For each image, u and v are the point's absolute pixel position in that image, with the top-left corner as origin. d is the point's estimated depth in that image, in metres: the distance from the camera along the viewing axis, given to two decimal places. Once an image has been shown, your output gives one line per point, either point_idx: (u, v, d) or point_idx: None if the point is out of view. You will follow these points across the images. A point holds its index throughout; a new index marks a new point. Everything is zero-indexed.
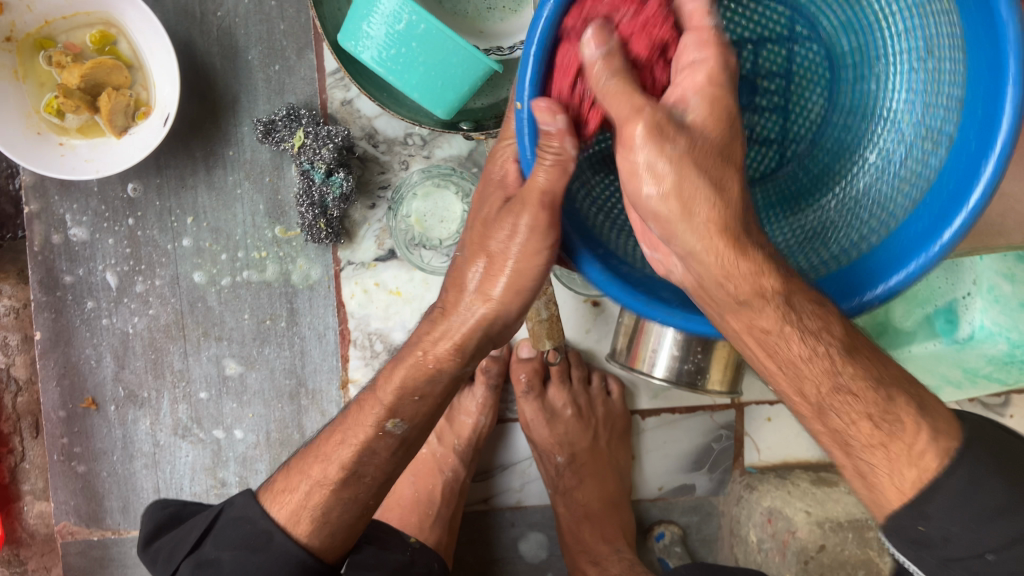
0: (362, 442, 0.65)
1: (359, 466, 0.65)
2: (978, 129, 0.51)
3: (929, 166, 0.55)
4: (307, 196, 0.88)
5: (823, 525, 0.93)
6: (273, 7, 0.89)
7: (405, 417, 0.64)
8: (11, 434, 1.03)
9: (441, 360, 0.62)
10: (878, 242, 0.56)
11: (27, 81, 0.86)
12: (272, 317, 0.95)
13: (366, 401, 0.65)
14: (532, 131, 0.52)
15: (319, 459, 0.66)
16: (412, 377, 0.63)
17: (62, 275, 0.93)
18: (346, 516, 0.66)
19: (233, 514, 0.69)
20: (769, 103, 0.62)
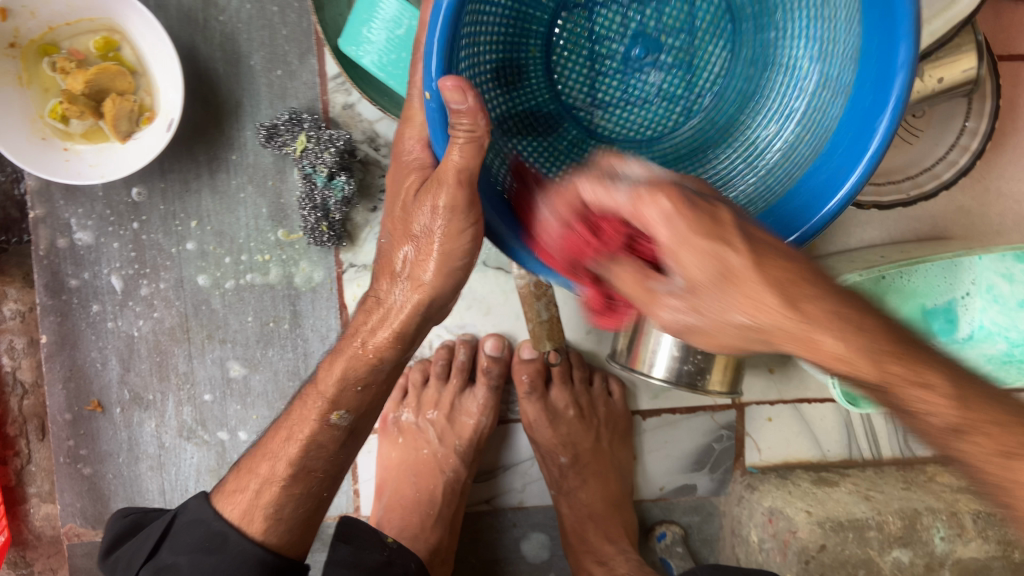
0: (307, 437, 0.66)
1: (308, 460, 0.66)
2: (872, 88, 0.58)
3: (818, 128, 0.64)
4: (309, 199, 0.89)
5: (824, 524, 0.94)
6: (275, 13, 0.90)
7: (349, 408, 0.65)
8: (16, 437, 1.04)
9: (380, 349, 0.62)
10: (785, 191, 0.64)
11: (31, 87, 0.87)
12: (276, 319, 0.95)
13: (309, 394, 0.66)
14: (442, 118, 0.52)
15: (267, 457, 0.67)
16: (353, 369, 0.63)
17: (67, 279, 0.94)
18: (301, 510, 0.67)
19: (186, 517, 0.69)
20: (673, 60, 0.70)
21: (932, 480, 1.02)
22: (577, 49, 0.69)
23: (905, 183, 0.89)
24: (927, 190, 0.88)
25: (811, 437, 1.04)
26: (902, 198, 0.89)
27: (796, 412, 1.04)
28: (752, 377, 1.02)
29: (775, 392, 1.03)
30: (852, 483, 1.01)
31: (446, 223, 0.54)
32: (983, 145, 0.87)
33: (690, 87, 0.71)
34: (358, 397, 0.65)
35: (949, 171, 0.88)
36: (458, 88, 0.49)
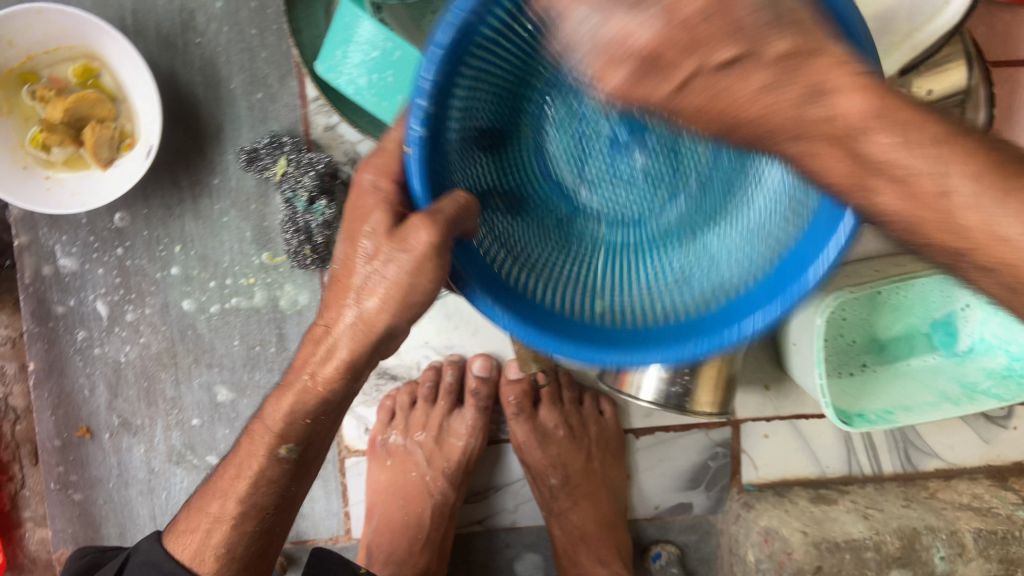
0: (256, 472, 0.65)
1: (254, 498, 0.66)
2: (812, 240, 0.55)
3: (760, 257, 0.60)
4: (292, 223, 0.89)
5: (820, 545, 0.93)
6: (254, 35, 0.89)
7: (298, 439, 0.63)
8: (11, 462, 1.05)
9: (328, 383, 0.57)
10: (699, 309, 0.61)
11: (12, 116, 0.87)
12: (262, 343, 0.95)
13: (255, 428, 0.64)
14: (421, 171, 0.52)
15: (218, 495, 0.68)
16: (301, 402, 0.59)
17: (54, 305, 0.94)
18: (251, 548, 0.69)
19: (137, 560, 0.71)
20: (659, 148, 0.68)
21: (934, 496, 0.99)
22: (568, 141, 0.69)
23: None
24: None
25: (809, 454, 1.02)
26: None
27: (793, 429, 1.01)
28: (748, 394, 1.00)
29: (771, 409, 1.01)
30: (851, 501, 0.99)
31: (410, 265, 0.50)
32: None
33: (671, 185, 0.69)
34: (305, 428, 0.62)
35: None
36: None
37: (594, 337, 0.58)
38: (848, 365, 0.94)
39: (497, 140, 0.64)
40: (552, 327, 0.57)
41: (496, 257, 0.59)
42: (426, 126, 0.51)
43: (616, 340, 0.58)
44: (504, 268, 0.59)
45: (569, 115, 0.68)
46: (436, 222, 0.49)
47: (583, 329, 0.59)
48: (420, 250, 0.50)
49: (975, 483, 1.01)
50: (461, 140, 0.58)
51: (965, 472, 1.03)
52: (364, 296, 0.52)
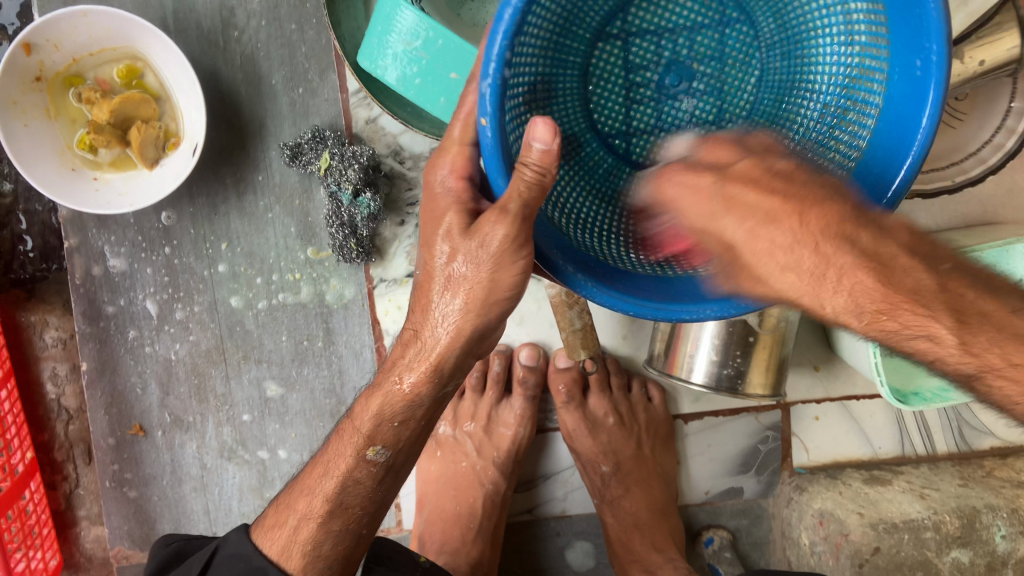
0: (345, 472, 0.66)
1: (344, 496, 0.67)
2: (913, 82, 0.54)
3: (861, 128, 0.59)
4: (337, 216, 0.89)
5: (877, 526, 0.91)
6: (293, 30, 0.90)
7: (386, 443, 0.64)
8: (65, 462, 1.07)
9: (417, 385, 0.60)
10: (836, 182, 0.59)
11: (59, 118, 0.88)
12: (309, 337, 0.96)
13: (346, 429, 0.67)
14: (492, 152, 0.51)
15: (306, 493, 0.69)
16: (390, 404, 0.62)
17: (104, 305, 0.94)
18: (341, 547, 0.68)
19: (227, 551, 0.71)
20: (704, 86, 0.68)
21: (990, 475, 0.99)
22: (614, 73, 0.67)
23: (950, 169, 0.89)
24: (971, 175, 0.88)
25: (862, 435, 1.01)
26: (947, 185, 0.89)
27: (844, 410, 1.00)
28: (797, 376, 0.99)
29: (821, 390, 1.00)
30: (906, 481, 0.98)
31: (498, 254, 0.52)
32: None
33: (727, 111, 0.67)
34: (393, 431, 0.63)
35: (996, 155, 0.87)
36: (549, 134, 0.48)
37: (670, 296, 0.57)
38: None
39: (546, 85, 0.61)
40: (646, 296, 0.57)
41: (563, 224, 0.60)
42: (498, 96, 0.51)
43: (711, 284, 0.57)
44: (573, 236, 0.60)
45: (614, 45, 0.66)
46: (508, 215, 0.50)
47: (678, 287, 0.58)
48: (497, 244, 0.52)
49: None
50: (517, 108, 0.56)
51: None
52: (449, 301, 0.56)
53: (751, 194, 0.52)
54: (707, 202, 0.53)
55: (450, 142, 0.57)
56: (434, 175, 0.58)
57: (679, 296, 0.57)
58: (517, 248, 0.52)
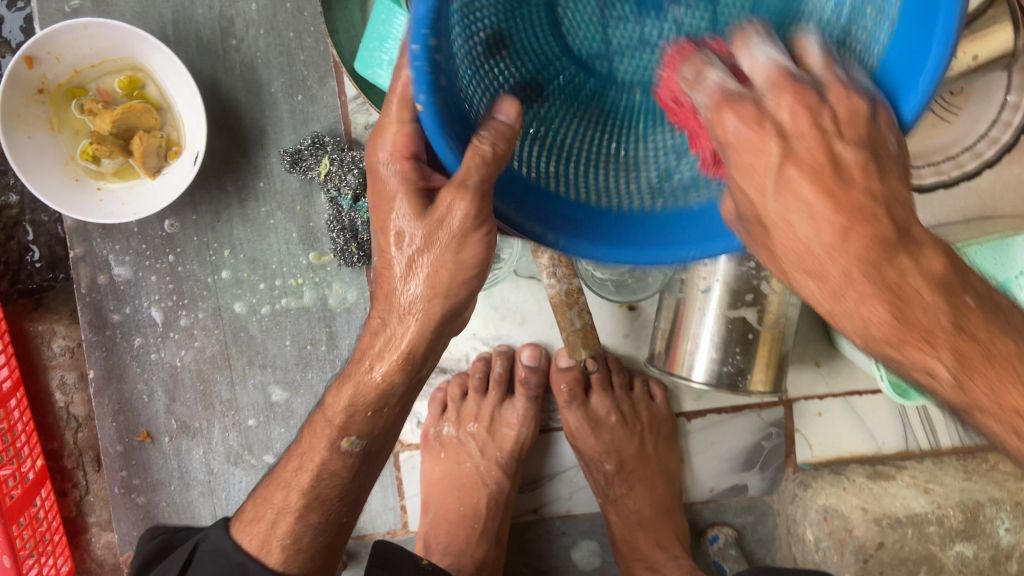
0: (321, 464, 0.67)
1: (319, 489, 0.68)
2: None
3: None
4: (337, 222, 0.91)
5: (881, 521, 0.92)
6: (291, 38, 0.91)
7: (360, 434, 0.64)
8: (74, 470, 1.08)
9: (391, 373, 0.59)
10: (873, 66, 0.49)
11: (62, 130, 0.89)
12: (313, 342, 0.96)
13: (317, 422, 0.66)
14: (437, 129, 0.46)
15: (281, 487, 0.70)
16: (362, 395, 0.61)
17: (110, 314, 0.95)
18: (318, 538, 0.70)
19: (208, 547, 0.73)
20: None
21: (994, 469, 0.99)
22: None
23: (947, 164, 0.89)
24: (969, 169, 0.89)
25: (865, 430, 1.01)
26: (944, 179, 0.90)
27: (846, 406, 1.01)
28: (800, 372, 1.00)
29: (823, 385, 1.00)
30: (910, 476, 0.97)
31: (461, 230, 0.51)
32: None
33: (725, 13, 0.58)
34: (367, 421, 0.63)
35: (992, 149, 0.87)
36: (513, 111, 0.50)
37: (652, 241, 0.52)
38: None
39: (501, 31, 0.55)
40: (630, 241, 0.52)
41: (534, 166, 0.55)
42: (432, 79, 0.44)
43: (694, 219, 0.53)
44: (541, 177, 0.55)
45: None
46: (466, 190, 0.48)
47: (656, 227, 0.53)
48: (458, 225, 0.51)
49: None
50: (469, 46, 0.51)
51: None
52: (409, 282, 0.55)
53: (807, 185, 0.44)
54: (762, 174, 0.45)
55: (390, 119, 0.52)
56: (374, 157, 0.53)
57: (661, 238, 0.52)
58: (476, 226, 0.51)
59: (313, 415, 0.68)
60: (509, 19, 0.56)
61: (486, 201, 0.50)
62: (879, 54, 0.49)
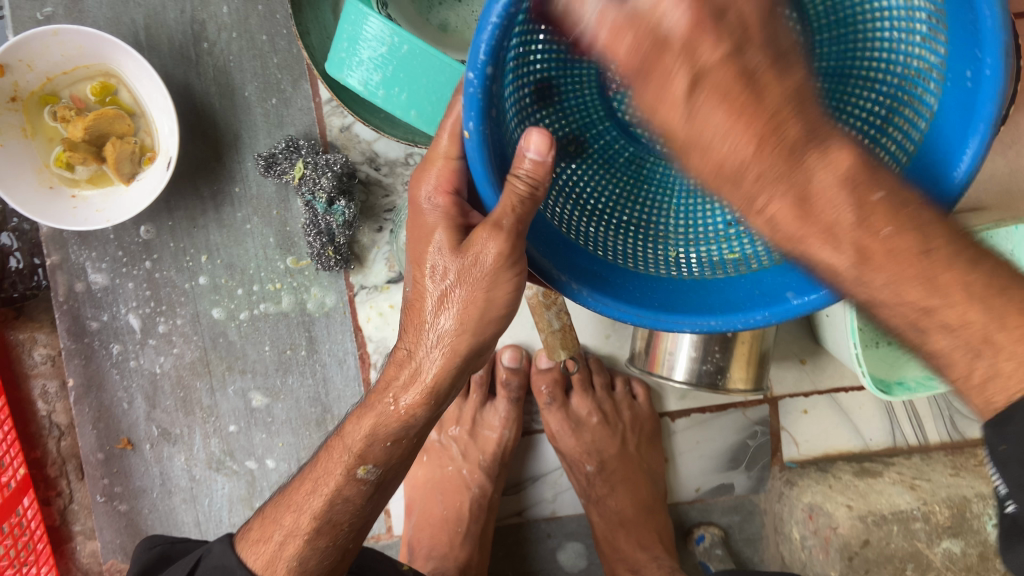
0: (334, 489, 0.64)
1: (332, 514, 0.65)
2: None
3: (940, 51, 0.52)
4: (315, 225, 0.89)
5: (866, 519, 0.90)
6: (264, 42, 0.91)
7: (377, 461, 0.63)
8: (58, 478, 1.08)
9: (413, 406, 0.59)
10: (929, 125, 0.53)
11: (36, 138, 0.89)
12: (292, 346, 0.96)
13: (335, 447, 0.65)
14: (479, 153, 0.49)
15: (292, 508, 0.67)
16: (384, 425, 0.61)
17: (88, 321, 0.95)
18: (325, 561, 0.66)
19: (210, 563, 0.68)
20: None
21: (982, 464, 0.98)
22: (640, 63, 0.63)
23: None
24: None
25: (851, 427, 1.00)
26: None
27: (832, 403, 1.00)
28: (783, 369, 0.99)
29: (808, 383, 0.99)
30: (897, 473, 0.97)
31: (490, 273, 0.53)
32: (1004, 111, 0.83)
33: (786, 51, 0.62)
34: (386, 451, 0.62)
35: None
36: (542, 145, 0.48)
37: (678, 306, 0.58)
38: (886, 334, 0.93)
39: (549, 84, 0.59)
40: (645, 299, 0.58)
41: (565, 218, 0.60)
42: (479, 104, 0.48)
43: (706, 292, 0.58)
44: (571, 230, 0.60)
45: None
46: (502, 231, 0.50)
47: (667, 287, 0.60)
48: (491, 262, 0.52)
49: None
50: (518, 96, 0.56)
51: None
52: (440, 315, 0.56)
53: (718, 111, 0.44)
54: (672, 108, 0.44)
55: (436, 154, 0.55)
56: (417, 191, 0.56)
57: (675, 303, 0.58)
58: (510, 265, 0.52)
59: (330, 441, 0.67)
60: (561, 72, 0.60)
61: (519, 239, 0.51)
62: (927, 124, 0.53)
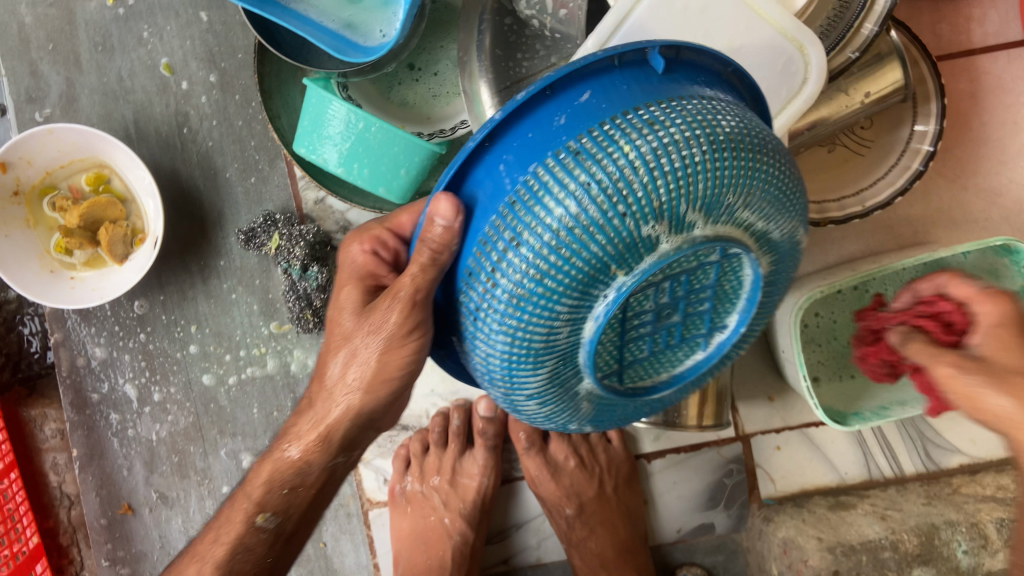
0: (235, 539, 0.70)
1: (237, 565, 0.71)
2: None
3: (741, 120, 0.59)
4: (292, 291, 0.96)
5: (835, 549, 0.92)
6: (241, 127, 0.99)
7: (275, 509, 0.69)
8: (70, 546, 1.13)
9: (306, 452, 0.66)
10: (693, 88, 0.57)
11: (38, 227, 0.97)
12: (279, 408, 1.01)
13: (239, 496, 0.71)
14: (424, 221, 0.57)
15: (197, 559, 0.73)
16: (279, 471, 0.67)
17: (89, 394, 1.02)
18: None
19: None
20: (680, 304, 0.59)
21: (957, 492, 0.98)
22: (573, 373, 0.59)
23: (861, 195, 0.90)
24: (882, 198, 0.88)
25: (825, 461, 1.02)
26: (859, 209, 0.88)
27: (804, 437, 1.02)
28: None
29: (779, 419, 1.02)
30: (871, 504, 0.98)
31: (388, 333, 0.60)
32: (933, 148, 0.87)
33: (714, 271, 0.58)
34: (284, 497, 0.68)
35: (903, 176, 0.88)
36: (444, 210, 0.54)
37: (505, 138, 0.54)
38: (848, 367, 0.98)
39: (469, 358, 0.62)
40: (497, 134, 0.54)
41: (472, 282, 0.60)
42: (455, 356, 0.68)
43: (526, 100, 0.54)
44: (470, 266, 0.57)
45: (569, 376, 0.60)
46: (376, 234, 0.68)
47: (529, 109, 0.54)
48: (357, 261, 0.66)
49: (1002, 475, 0.98)
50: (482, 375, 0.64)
51: (992, 465, 1.01)
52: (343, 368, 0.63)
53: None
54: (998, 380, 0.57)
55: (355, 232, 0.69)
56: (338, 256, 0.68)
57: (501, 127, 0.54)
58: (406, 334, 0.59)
59: (236, 495, 0.73)
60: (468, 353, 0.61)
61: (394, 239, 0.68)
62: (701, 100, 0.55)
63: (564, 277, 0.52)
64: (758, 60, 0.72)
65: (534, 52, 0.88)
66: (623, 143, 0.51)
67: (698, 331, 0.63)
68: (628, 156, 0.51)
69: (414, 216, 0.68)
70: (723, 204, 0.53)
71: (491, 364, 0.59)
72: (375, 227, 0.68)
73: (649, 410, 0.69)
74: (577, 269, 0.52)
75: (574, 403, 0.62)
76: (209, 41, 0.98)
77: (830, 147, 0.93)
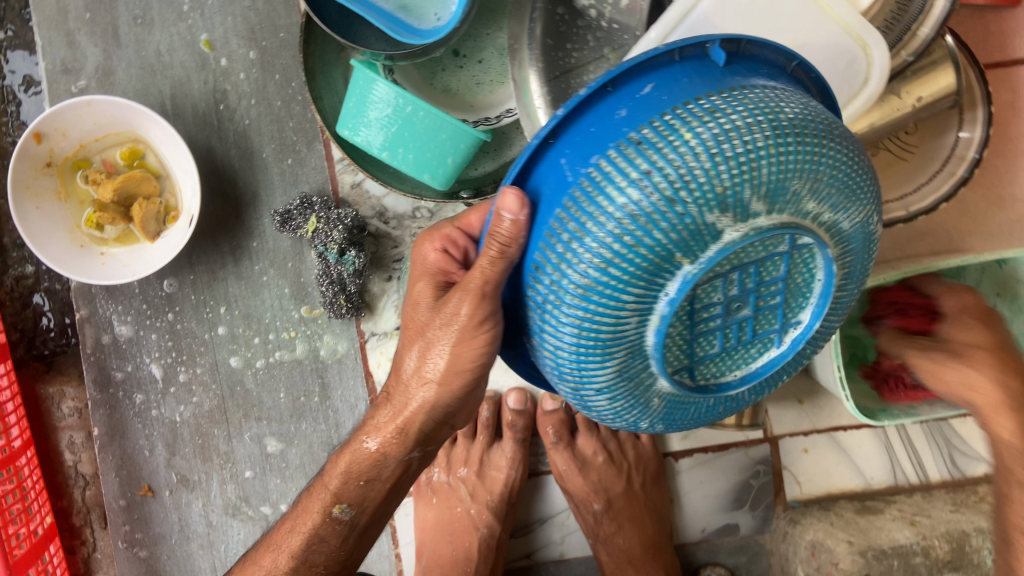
0: (311, 529, 0.73)
1: (309, 555, 0.74)
2: None
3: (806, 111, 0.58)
4: (327, 275, 0.94)
5: (867, 553, 0.93)
6: (280, 107, 0.97)
7: (351, 501, 0.72)
8: (82, 527, 1.11)
9: (384, 444, 0.69)
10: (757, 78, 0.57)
11: (69, 201, 0.95)
12: (306, 393, 1.00)
13: (316, 489, 0.74)
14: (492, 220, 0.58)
15: (272, 549, 0.76)
16: (356, 462, 0.71)
17: (113, 372, 1.00)
18: None
19: None
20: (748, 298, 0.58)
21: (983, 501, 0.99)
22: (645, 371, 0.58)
23: (904, 201, 0.90)
24: (925, 204, 0.88)
25: (853, 466, 1.02)
26: (903, 214, 0.88)
27: (832, 441, 1.02)
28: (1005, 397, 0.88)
29: (807, 423, 1.02)
30: (898, 509, 0.99)
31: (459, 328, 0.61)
32: (978, 154, 0.87)
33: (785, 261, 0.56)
34: (359, 489, 0.71)
35: (948, 183, 0.88)
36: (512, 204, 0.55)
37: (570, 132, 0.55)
38: None
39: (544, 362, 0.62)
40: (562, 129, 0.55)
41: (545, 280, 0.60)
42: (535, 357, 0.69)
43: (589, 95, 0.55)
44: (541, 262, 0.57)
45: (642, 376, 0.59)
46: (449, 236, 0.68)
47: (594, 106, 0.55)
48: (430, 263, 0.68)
49: None
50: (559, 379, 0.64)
51: None
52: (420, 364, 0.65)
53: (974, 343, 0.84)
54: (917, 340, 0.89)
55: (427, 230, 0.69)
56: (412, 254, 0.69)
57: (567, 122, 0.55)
58: (475, 324, 0.61)
59: (311, 487, 0.76)
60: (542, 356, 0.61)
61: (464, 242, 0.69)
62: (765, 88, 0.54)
63: (630, 267, 0.51)
64: (821, 56, 0.72)
65: (585, 43, 0.87)
66: (685, 132, 0.51)
67: (770, 327, 0.61)
68: (691, 143, 0.50)
69: (483, 216, 0.69)
70: (790, 191, 0.51)
71: (558, 359, 0.58)
72: (445, 225, 0.69)
73: (723, 411, 0.66)
74: (641, 257, 0.51)
75: (644, 399, 0.60)
76: (251, 18, 0.96)
77: (875, 151, 0.93)
